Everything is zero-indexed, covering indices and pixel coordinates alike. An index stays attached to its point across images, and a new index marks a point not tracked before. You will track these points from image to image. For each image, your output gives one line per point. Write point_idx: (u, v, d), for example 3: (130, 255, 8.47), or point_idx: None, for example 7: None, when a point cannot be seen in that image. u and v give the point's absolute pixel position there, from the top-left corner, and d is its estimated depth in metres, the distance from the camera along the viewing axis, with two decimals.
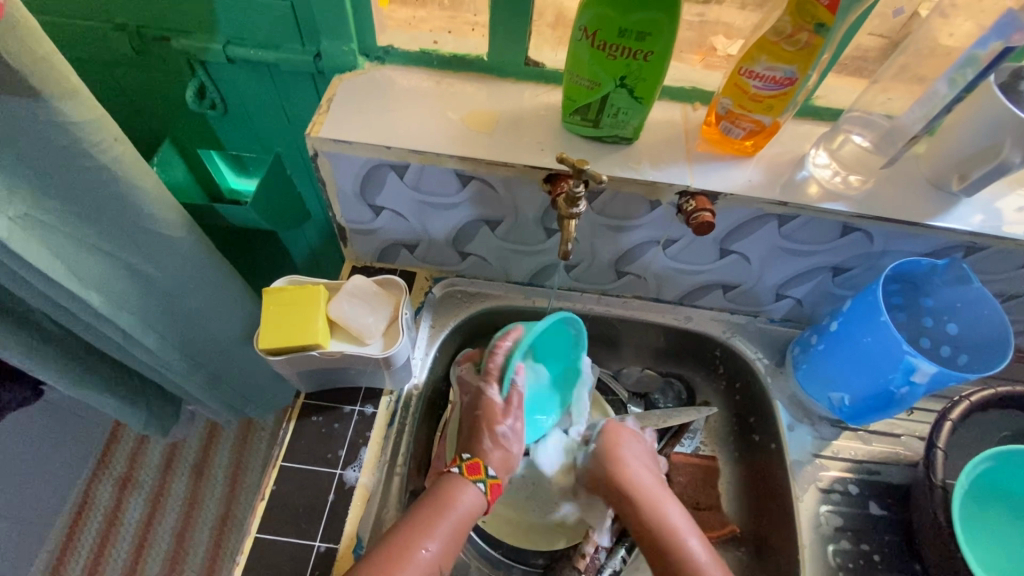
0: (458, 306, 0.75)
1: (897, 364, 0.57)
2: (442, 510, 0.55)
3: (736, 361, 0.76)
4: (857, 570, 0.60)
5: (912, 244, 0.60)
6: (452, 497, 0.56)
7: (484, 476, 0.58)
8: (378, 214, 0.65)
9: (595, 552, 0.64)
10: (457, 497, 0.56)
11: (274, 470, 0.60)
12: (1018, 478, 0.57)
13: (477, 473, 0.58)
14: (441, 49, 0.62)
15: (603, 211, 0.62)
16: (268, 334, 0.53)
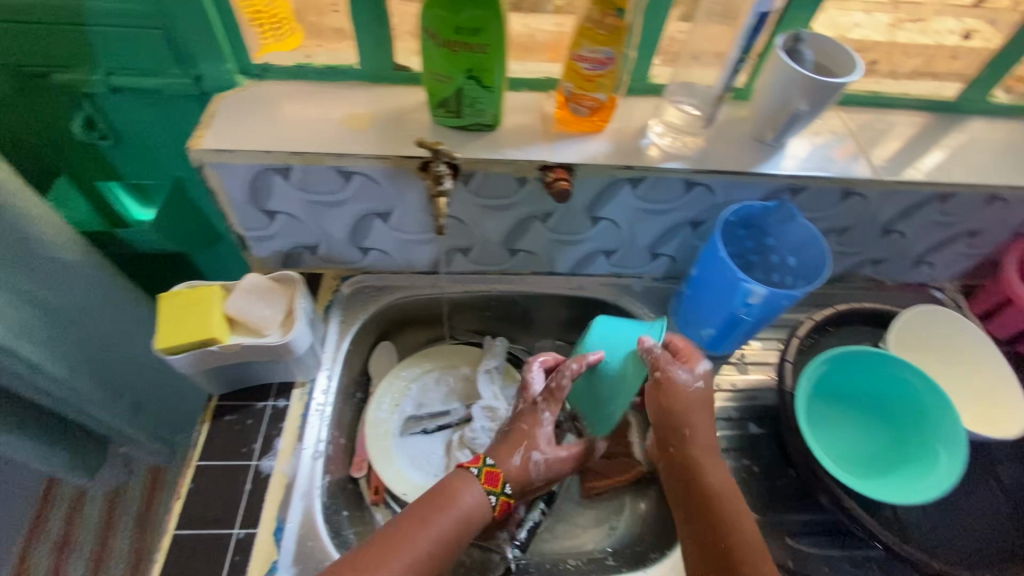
0: (367, 301, 0.78)
1: (736, 290, 0.65)
2: (445, 505, 0.58)
3: (629, 320, 0.83)
4: (740, 482, 0.68)
5: (747, 192, 0.70)
6: (457, 489, 0.59)
7: (480, 464, 0.61)
8: (273, 219, 0.69)
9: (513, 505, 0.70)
10: (464, 490, 0.59)
11: (189, 470, 0.62)
12: (845, 379, 0.68)
13: (476, 466, 0.61)
14: (314, 62, 0.68)
15: (480, 193, 0.68)
16: (164, 334, 0.56)
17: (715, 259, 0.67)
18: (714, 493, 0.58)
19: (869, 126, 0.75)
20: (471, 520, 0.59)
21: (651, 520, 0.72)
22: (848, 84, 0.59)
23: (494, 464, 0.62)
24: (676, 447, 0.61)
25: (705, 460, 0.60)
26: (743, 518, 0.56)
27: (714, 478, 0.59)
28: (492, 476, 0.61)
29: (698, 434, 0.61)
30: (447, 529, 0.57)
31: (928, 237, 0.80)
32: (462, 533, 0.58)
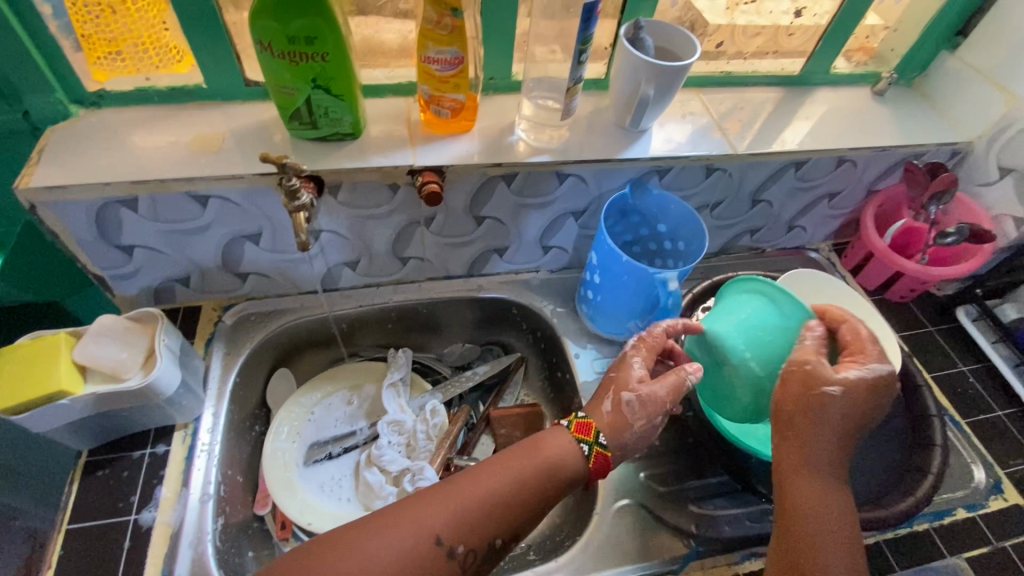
0: (254, 328, 0.75)
1: (626, 272, 0.66)
2: (530, 451, 0.55)
3: (530, 314, 0.84)
4: (644, 458, 0.69)
5: (618, 178, 0.72)
6: (552, 444, 0.56)
7: (591, 439, 0.56)
8: (131, 255, 0.65)
9: None
10: (559, 439, 0.56)
11: (58, 536, 0.57)
12: None
13: (585, 434, 0.56)
14: (156, 84, 0.64)
15: (353, 204, 0.67)
16: (0, 395, 0.51)
17: (607, 254, 0.67)
18: (818, 466, 0.54)
19: (725, 104, 0.80)
20: (562, 474, 0.54)
21: (567, 507, 0.73)
22: (688, 67, 0.62)
23: (585, 415, 0.58)
24: (802, 420, 0.54)
25: (826, 434, 0.54)
26: (833, 511, 0.53)
27: (825, 455, 0.54)
28: (583, 426, 0.57)
29: (830, 409, 0.54)
30: (525, 475, 0.53)
31: (793, 203, 0.86)
32: (564, 483, 0.55)
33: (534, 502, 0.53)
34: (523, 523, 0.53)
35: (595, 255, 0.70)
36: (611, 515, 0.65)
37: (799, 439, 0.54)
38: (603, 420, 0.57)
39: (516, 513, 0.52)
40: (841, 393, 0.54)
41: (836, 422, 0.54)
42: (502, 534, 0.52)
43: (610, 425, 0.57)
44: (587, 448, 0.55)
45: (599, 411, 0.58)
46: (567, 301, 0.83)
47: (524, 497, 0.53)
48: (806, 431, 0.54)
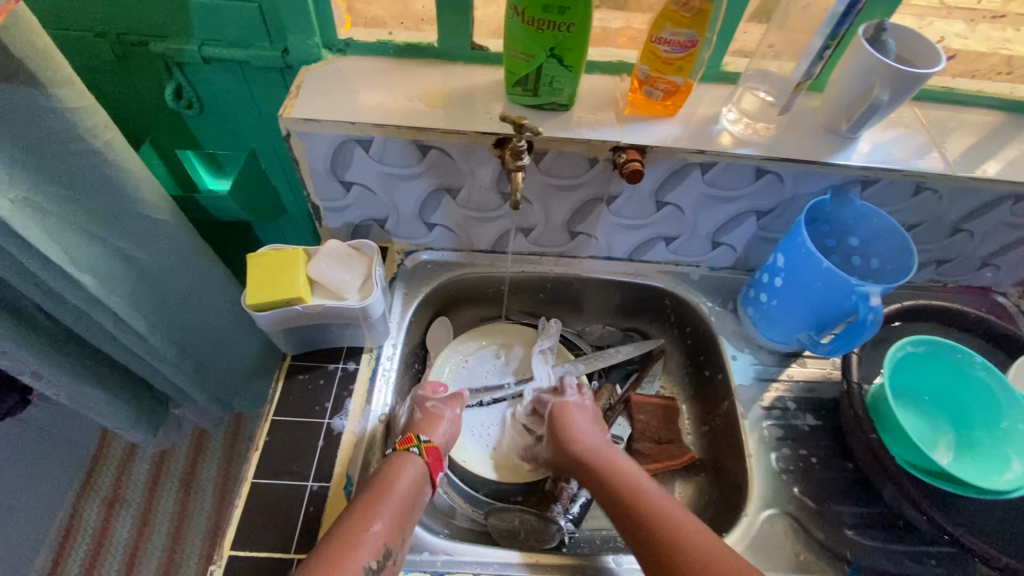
0: (430, 275, 0.81)
1: (820, 277, 0.64)
2: (379, 492, 0.55)
3: (683, 307, 0.84)
4: (798, 472, 0.67)
5: (816, 183, 0.70)
6: (396, 472, 0.58)
7: (416, 442, 0.61)
8: (349, 190, 0.72)
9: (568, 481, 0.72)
10: (403, 464, 0.59)
11: (265, 423, 0.64)
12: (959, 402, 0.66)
13: (410, 442, 0.61)
14: (395, 39, 0.71)
15: (550, 172, 0.70)
16: (252, 291, 0.59)
17: (799, 257, 0.66)
18: (643, 503, 0.58)
19: (943, 122, 0.74)
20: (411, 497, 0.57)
21: (703, 505, 0.73)
22: (932, 75, 0.58)
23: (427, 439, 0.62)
24: (584, 474, 0.65)
25: (625, 475, 0.62)
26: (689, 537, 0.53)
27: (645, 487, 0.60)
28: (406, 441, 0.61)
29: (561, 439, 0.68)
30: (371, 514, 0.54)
31: (997, 238, 0.78)
32: (411, 502, 0.57)
33: (401, 517, 0.55)
34: (392, 538, 0.53)
35: (780, 257, 0.69)
36: (760, 522, 0.64)
37: (606, 487, 0.62)
38: (427, 425, 0.65)
39: (377, 534, 0.52)
40: (579, 439, 0.67)
41: (616, 455, 0.66)
42: (389, 544, 0.53)
43: (427, 430, 0.65)
44: (416, 450, 0.60)
45: (436, 418, 0.66)
46: (725, 301, 0.82)
47: (377, 530, 0.53)
48: (603, 475, 0.63)
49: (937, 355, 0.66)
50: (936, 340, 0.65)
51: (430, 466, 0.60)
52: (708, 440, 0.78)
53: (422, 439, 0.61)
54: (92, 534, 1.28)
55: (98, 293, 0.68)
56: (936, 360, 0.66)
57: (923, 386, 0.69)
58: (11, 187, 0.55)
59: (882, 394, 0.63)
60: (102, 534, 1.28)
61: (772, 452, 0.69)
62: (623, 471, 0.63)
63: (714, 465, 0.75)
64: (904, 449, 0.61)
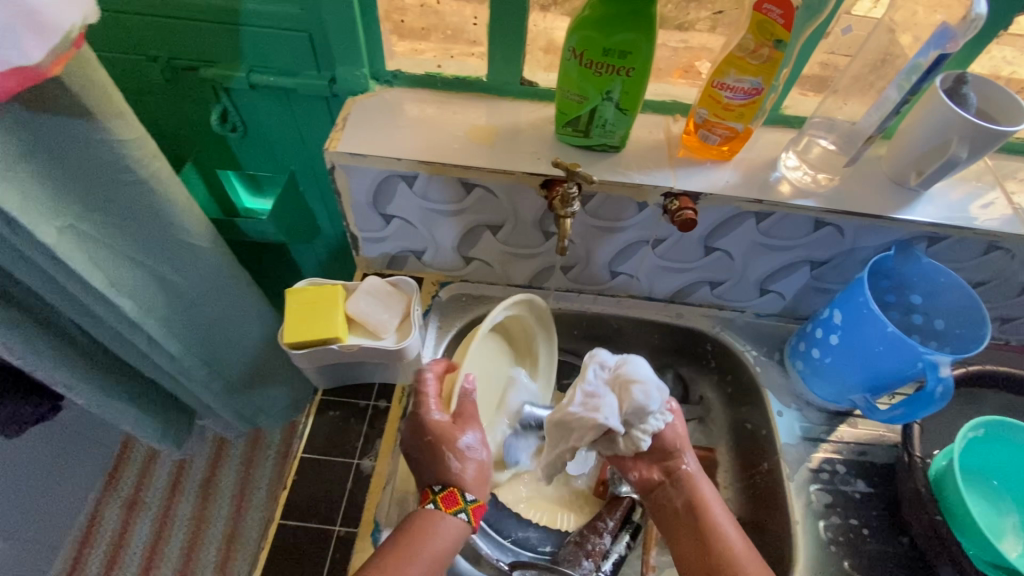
0: (463, 308, 0.79)
1: (883, 337, 0.61)
2: (415, 547, 0.52)
3: (725, 353, 0.80)
4: (848, 544, 0.63)
5: (879, 237, 0.66)
6: (438, 527, 0.54)
7: (464, 505, 0.55)
8: (389, 222, 0.71)
9: (601, 537, 0.68)
10: (450, 522, 0.55)
11: (295, 460, 0.63)
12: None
13: (455, 504, 0.55)
14: (445, 71, 0.69)
15: (596, 214, 0.67)
16: (291, 329, 0.58)
17: (860, 317, 0.62)
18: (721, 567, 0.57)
19: (1018, 176, 0.69)
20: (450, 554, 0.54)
21: None
22: (1017, 132, 0.54)
23: (474, 499, 0.56)
24: (676, 507, 0.62)
25: (715, 528, 0.59)
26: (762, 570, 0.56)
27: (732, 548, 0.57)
28: (448, 497, 0.55)
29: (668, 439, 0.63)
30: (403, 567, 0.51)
31: None
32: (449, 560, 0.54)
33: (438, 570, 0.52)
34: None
35: (837, 313, 0.66)
36: None
37: (693, 532, 0.60)
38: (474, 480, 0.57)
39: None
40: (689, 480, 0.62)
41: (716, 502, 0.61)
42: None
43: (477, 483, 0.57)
44: (463, 515, 0.55)
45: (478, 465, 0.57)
46: (771, 350, 0.78)
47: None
48: (700, 523, 0.60)
49: (1006, 438, 0.61)
50: (997, 421, 0.61)
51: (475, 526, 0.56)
52: (748, 498, 0.74)
53: (470, 502, 0.56)
54: (110, 538, 1.28)
55: (135, 316, 0.68)
56: (1002, 443, 0.62)
57: (991, 469, 0.64)
58: (58, 215, 0.55)
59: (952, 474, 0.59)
60: (120, 537, 1.28)
61: (820, 519, 0.65)
62: (716, 522, 0.59)
63: (752, 526, 0.71)
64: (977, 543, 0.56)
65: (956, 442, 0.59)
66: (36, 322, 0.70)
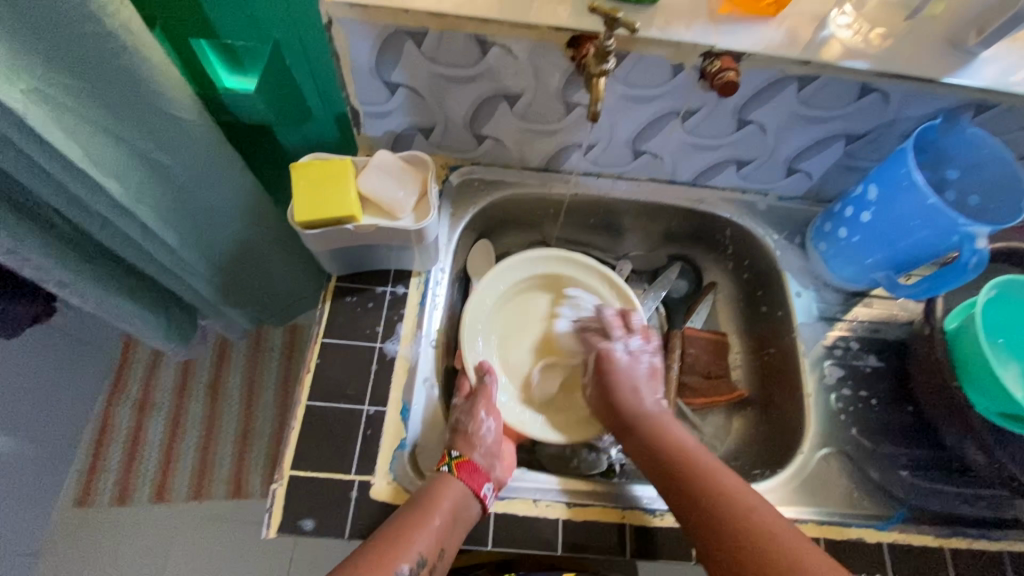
0: (476, 193, 0.76)
1: (920, 211, 0.59)
2: (426, 507, 0.52)
3: (745, 239, 0.78)
4: (856, 412, 0.66)
5: (924, 105, 0.62)
6: (439, 490, 0.54)
7: (448, 459, 0.57)
8: (394, 93, 0.64)
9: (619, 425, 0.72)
10: (447, 487, 0.54)
11: (315, 345, 0.62)
12: None
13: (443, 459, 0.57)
14: None
15: (627, 80, 0.60)
16: (300, 206, 0.54)
17: (899, 190, 0.60)
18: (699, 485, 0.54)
19: None
20: (462, 517, 0.54)
21: (750, 440, 0.73)
22: None
23: (459, 455, 0.57)
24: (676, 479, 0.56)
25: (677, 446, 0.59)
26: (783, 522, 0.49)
27: (706, 459, 0.57)
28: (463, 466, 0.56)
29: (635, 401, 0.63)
30: (413, 530, 0.51)
31: None
32: (462, 524, 0.54)
33: (448, 529, 0.52)
34: (430, 548, 0.51)
35: (872, 188, 0.63)
36: (816, 461, 0.63)
37: (650, 451, 0.59)
38: (460, 440, 0.59)
39: (416, 544, 0.51)
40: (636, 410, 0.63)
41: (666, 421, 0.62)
42: (425, 553, 0.51)
43: (462, 445, 0.58)
44: (447, 469, 0.56)
45: (466, 435, 0.59)
46: (792, 234, 0.77)
47: (412, 546, 0.50)
48: (703, 486, 0.54)
49: (1011, 295, 0.63)
50: (1005, 279, 0.61)
51: (469, 484, 0.55)
52: (759, 376, 0.76)
53: (454, 457, 0.57)
54: (125, 436, 1.31)
55: (124, 201, 0.63)
56: (1005, 300, 0.63)
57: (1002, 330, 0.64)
58: (21, 76, 0.47)
59: (967, 334, 0.59)
60: (135, 436, 1.31)
61: (830, 391, 0.67)
62: (676, 440, 0.59)
63: (763, 402, 0.74)
64: (983, 395, 0.59)
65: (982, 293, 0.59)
66: (11, 207, 0.63)
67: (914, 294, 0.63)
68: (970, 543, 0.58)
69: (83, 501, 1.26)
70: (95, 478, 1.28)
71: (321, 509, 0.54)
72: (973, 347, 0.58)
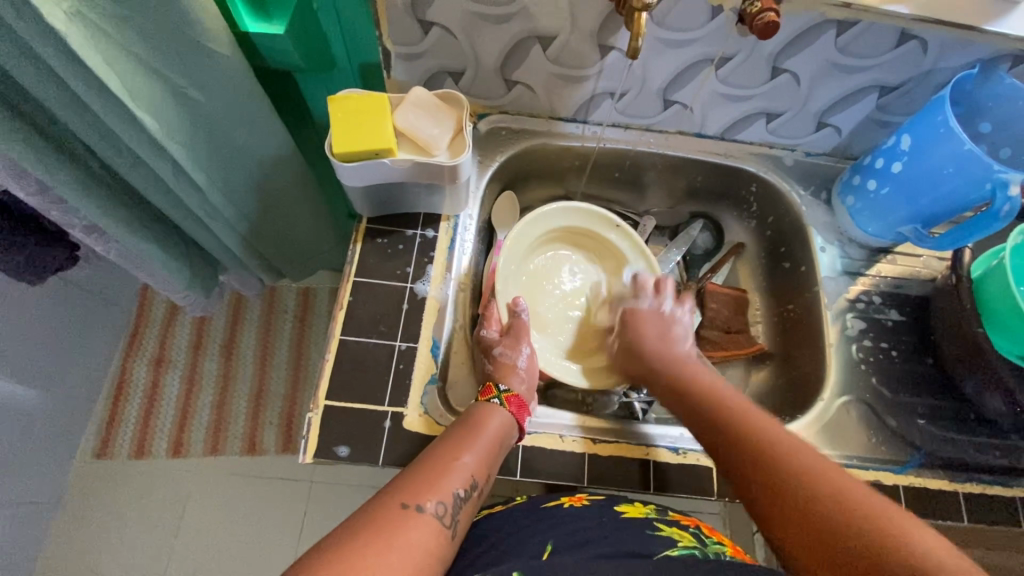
0: (503, 143, 0.76)
1: (954, 159, 0.59)
2: (473, 431, 0.54)
3: (770, 195, 0.78)
4: (877, 363, 0.67)
5: (962, 55, 0.61)
6: (485, 416, 0.56)
7: (497, 392, 0.59)
8: (426, 33, 0.64)
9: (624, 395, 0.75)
10: (492, 413, 0.57)
11: (347, 283, 0.62)
12: None
13: (489, 392, 0.59)
14: None
15: (664, 22, 0.60)
16: (338, 138, 0.54)
17: (933, 139, 0.60)
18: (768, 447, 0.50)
19: None
20: (504, 442, 0.56)
21: (768, 392, 0.74)
22: None
23: (508, 389, 0.59)
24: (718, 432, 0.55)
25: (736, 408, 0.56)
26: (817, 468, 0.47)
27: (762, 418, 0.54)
28: (510, 400, 0.58)
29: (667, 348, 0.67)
30: (464, 450, 0.52)
31: None
32: (502, 451, 0.56)
33: (493, 453, 0.54)
34: (479, 470, 0.52)
35: (905, 138, 0.63)
36: (835, 408, 0.65)
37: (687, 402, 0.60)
38: (505, 373, 0.62)
39: (466, 465, 0.52)
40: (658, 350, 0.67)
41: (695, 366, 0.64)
42: (476, 475, 0.52)
43: (507, 380, 0.61)
44: (496, 401, 0.58)
45: (509, 367, 0.63)
46: (818, 189, 0.77)
47: (466, 464, 0.52)
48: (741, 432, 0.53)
49: None
50: None
51: (514, 415, 0.58)
52: (779, 331, 0.77)
53: (501, 389, 0.59)
54: (143, 390, 1.34)
55: (158, 136, 0.63)
56: None
57: None
58: None
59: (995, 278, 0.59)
60: (153, 390, 1.34)
61: (851, 344, 0.68)
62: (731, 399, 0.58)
63: (782, 356, 0.75)
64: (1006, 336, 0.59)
65: (1012, 238, 0.59)
66: (46, 142, 0.64)
67: (944, 246, 0.63)
68: (983, 488, 0.60)
69: (103, 452, 1.30)
70: (114, 430, 1.31)
71: (354, 438, 0.56)
72: (1000, 289, 0.58)
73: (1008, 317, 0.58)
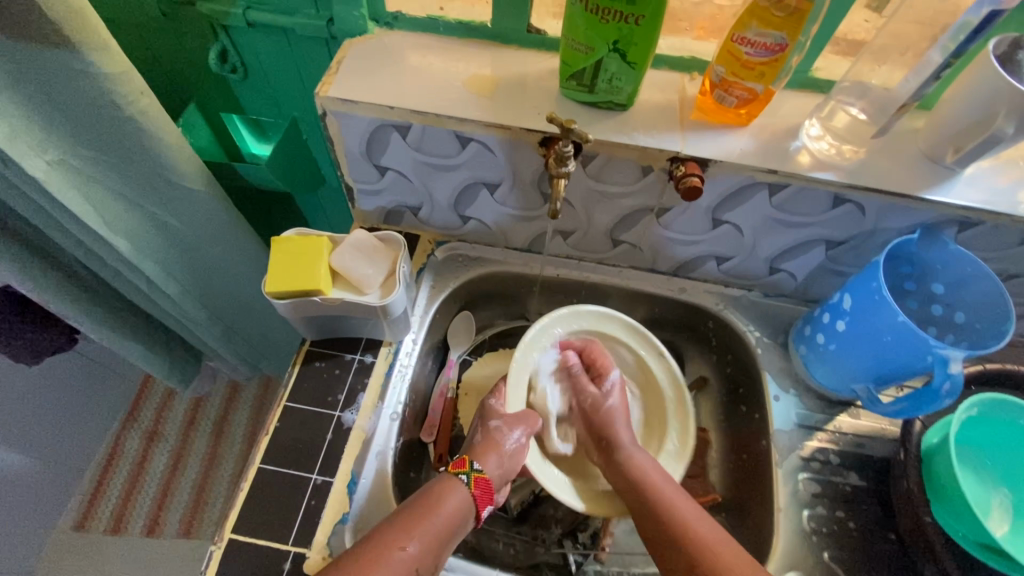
0: (459, 269, 0.78)
1: (893, 327, 0.56)
2: (429, 511, 0.54)
3: (727, 332, 0.77)
4: (831, 534, 0.61)
5: (902, 218, 0.61)
6: (443, 497, 0.56)
7: (468, 469, 0.59)
8: (383, 174, 0.69)
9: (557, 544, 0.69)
10: (454, 492, 0.57)
11: (278, 406, 0.64)
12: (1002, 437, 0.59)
13: (461, 467, 0.59)
14: (447, 15, 0.65)
15: (599, 177, 0.63)
16: (273, 278, 0.57)
17: (871, 304, 0.58)
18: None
19: None
20: (456, 524, 0.55)
21: None
22: None
23: (480, 469, 0.60)
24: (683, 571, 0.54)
25: (683, 528, 0.56)
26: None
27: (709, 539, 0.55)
28: (479, 482, 0.59)
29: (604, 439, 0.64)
30: (418, 537, 0.51)
31: None
32: (455, 534, 0.55)
33: (444, 540, 0.53)
34: (425, 558, 0.51)
35: (847, 298, 0.61)
36: None
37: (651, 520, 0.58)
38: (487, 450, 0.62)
39: (412, 554, 0.51)
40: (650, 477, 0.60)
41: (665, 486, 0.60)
42: (420, 565, 0.51)
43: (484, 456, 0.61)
44: (464, 478, 0.58)
45: (494, 445, 0.62)
46: (775, 333, 0.75)
47: (415, 556, 0.50)
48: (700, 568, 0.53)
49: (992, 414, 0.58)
50: (988, 398, 0.57)
51: (478, 498, 0.58)
52: (734, 479, 0.73)
53: (473, 468, 0.59)
54: (131, 462, 1.36)
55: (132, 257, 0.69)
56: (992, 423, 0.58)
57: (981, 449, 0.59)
58: (48, 149, 0.54)
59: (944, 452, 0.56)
60: (140, 463, 1.36)
61: (802, 509, 0.63)
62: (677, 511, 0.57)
63: (736, 508, 0.70)
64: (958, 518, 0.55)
65: (958, 412, 0.56)
66: (39, 254, 0.70)
67: (897, 413, 0.59)
68: None
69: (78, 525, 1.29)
70: (94, 507, 1.31)
71: None
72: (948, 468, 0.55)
73: (950, 489, 0.55)
